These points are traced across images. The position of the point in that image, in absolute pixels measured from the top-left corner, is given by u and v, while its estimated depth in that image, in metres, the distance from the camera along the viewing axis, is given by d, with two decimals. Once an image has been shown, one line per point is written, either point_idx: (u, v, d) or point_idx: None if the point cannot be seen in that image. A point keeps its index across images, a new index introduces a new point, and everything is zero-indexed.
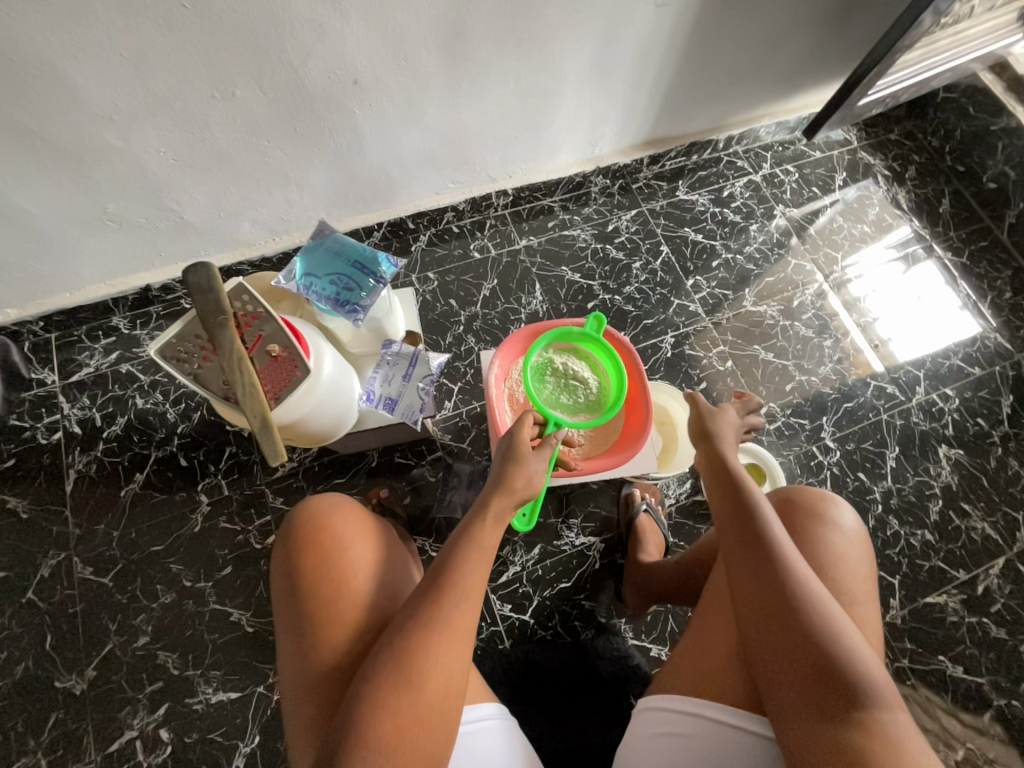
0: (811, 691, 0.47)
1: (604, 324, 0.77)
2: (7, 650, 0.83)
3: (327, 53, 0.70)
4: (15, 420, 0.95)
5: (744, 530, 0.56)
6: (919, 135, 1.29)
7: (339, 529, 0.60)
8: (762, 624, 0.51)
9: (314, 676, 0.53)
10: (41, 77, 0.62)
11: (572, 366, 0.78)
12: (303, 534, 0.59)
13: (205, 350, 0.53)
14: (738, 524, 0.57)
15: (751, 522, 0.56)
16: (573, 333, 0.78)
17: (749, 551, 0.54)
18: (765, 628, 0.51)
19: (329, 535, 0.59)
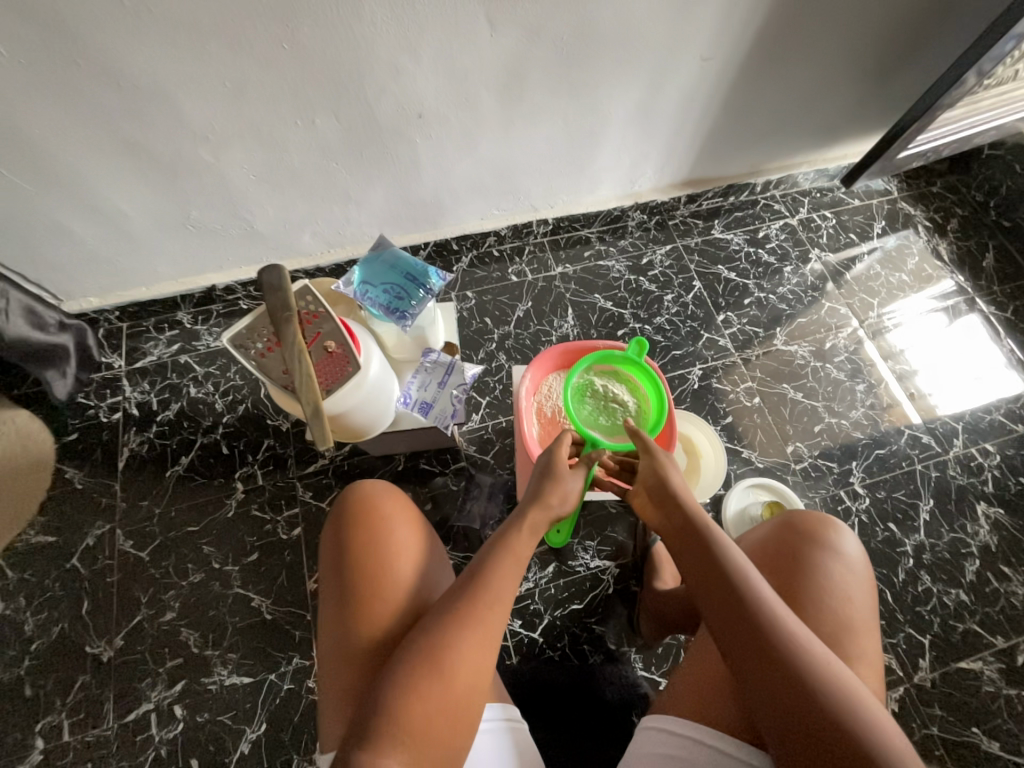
0: (818, 754, 0.43)
1: (647, 348, 0.78)
2: (47, 610, 0.89)
3: (399, 90, 0.79)
4: (82, 398, 1.04)
5: (723, 576, 0.53)
6: (962, 189, 1.30)
7: (388, 516, 0.63)
8: (756, 680, 0.47)
9: (347, 656, 0.56)
10: (156, 101, 0.71)
11: (610, 389, 0.79)
12: (353, 515, 0.62)
13: (270, 341, 0.59)
14: (716, 568, 0.54)
15: (729, 567, 0.54)
16: (615, 357, 0.80)
17: (729, 599, 0.52)
18: (759, 685, 0.47)
19: (379, 521, 0.62)
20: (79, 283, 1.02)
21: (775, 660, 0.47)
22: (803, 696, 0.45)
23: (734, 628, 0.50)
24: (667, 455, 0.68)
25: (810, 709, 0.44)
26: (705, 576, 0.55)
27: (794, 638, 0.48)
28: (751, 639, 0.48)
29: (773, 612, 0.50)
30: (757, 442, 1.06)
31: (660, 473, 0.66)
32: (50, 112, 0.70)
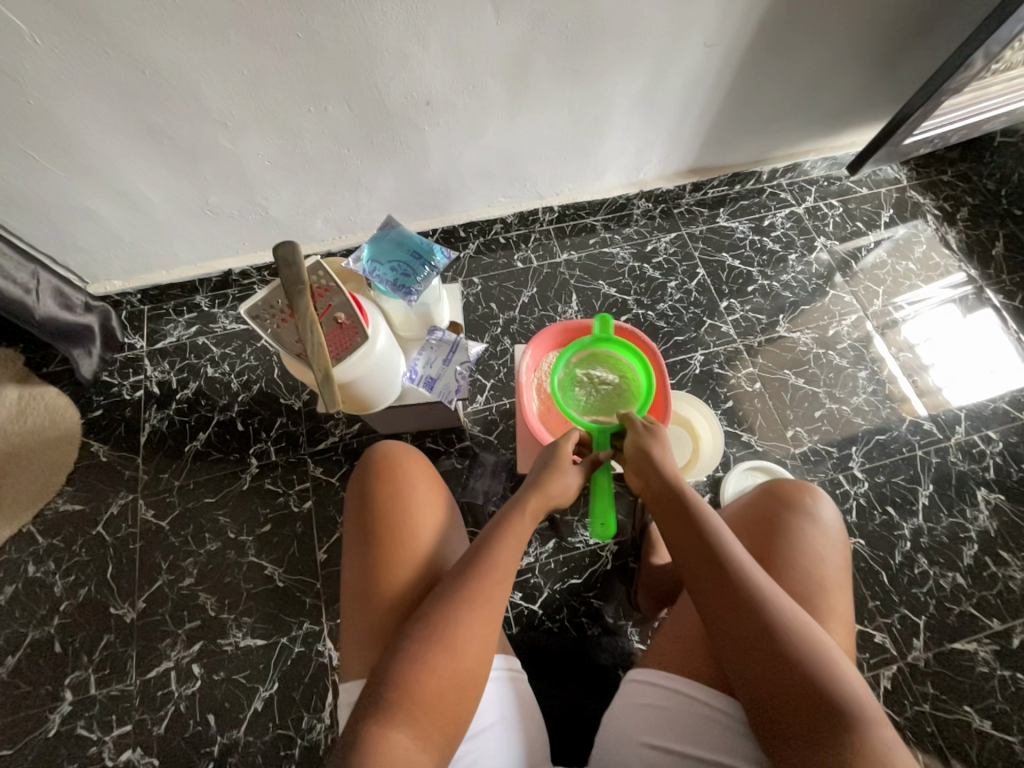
0: (794, 711, 0.48)
1: (610, 323, 0.79)
2: (75, 574, 0.94)
3: (408, 77, 0.81)
4: (107, 377, 1.09)
5: (710, 555, 0.56)
6: (973, 177, 1.28)
7: (408, 473, 0.67)
8: (739, 649, 0.51)
9: (367, 604, 0.59)
10: (178, 88, 0.75)
11: (595, 371, 0.81)
12: (375, 471, 0.66)
13: (283, 314, 0.62)
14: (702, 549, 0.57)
15: (716, 546, 0.56)
16: (586, 341, 0.81)
17: (716, 575, 0.54)
18: (740, 652, 0.51)
19: (400, 477, 0.66)
20: (104, 266, 1.06)
21: (758, 630, 0.51)
22: (781, 661, 0.49)
23: (726, 603, 0.53)
24: (650, 427, 0.69)
25: (786, 672, 0.49)
26: (691, 555, 0.57)
27: (777, 609, 0.51)
28: (735, 612, 0.52)
29: (757, 587, 0.53)
30: (757, 426, 1.08)
31: (647, 453, 0.66)
32: (80, 98, 0.74)
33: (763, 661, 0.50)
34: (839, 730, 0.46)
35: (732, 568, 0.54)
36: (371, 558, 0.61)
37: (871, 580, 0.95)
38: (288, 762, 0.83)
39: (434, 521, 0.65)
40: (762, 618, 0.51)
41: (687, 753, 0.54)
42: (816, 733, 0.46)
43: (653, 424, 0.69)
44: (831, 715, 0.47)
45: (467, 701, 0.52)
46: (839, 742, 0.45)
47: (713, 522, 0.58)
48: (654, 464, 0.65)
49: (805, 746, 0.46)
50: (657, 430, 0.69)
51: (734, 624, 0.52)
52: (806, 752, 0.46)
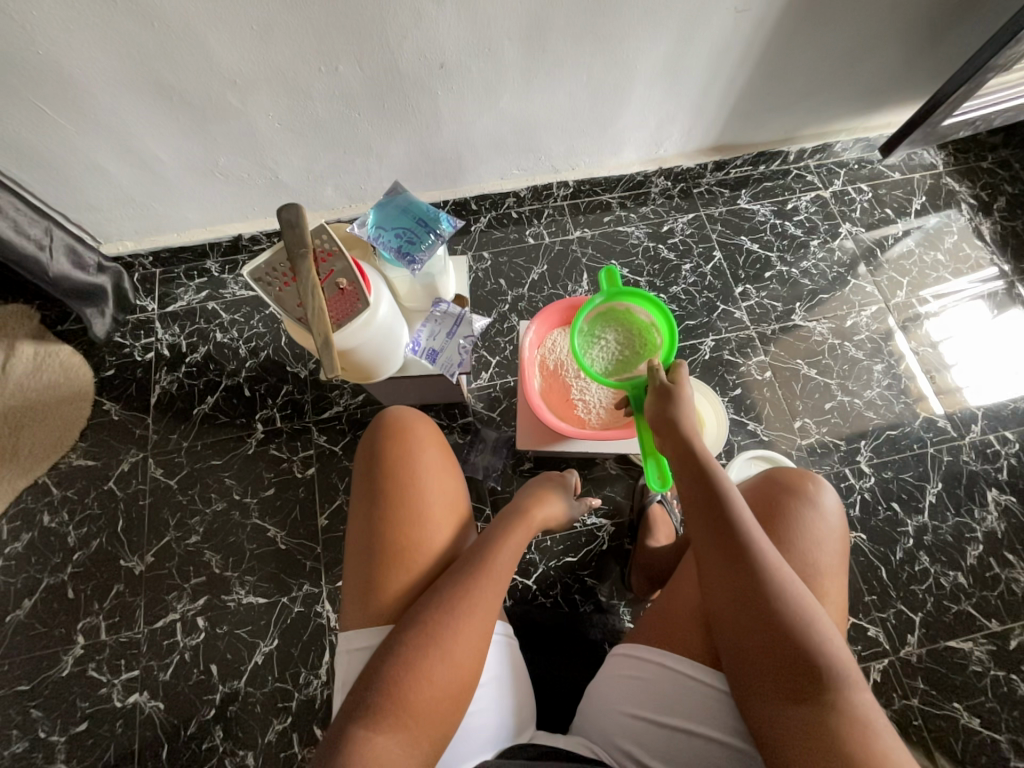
0: (785, 693, 0.48)
1: (618, 277, 0.78)
2: (87, 525, 0.98)
3: (421, 37, 0.78)
4: (119, 337, 1.11)
5: (719, 523, 0.56)
6: (1015, 165, 1.21)
7: (417, 436, 0.67)
8: (734, 611, 0.52)
9: (368, 560, 0.60)
10: (186, 40, 0.73)
11: (598, 332, 0.81)
12: (386, 430, 0.66)
13: (286, 278, 0.62)
14: (711, 515, 0.57)
15: (724, 513, 0.57)
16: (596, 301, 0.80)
17: (721, 542, 0.55)
18: (736, 614, 0.52)
19: (409, 440, 0.66)
20: (115, 226, 1.07)
21: (756, 596, 0.52)
22: (775, 625, 0.50)
23: (725, 586, 0.54)
24: (672, 386, 0.67)
25: (780, 636, 0.50)
26: (701, 520, 0.58)
27: (776, 576, 0.52)
28: (735, 577, 0.53)
29: (755, 555, 0.53)
30: (764, 415, 1.06)
31: (667, 413, 0.66)
32: (88, 49, 0.73)
33: (758, 622, 0.51)
34: (823, 690, 0.47)
35: (738, 536, 0.55)
36: (374, 517, 0.61)
37: (870, 575, 0.94)
38: (285, 714, 0.86)
39: (441, 485, 0.65)
40: (762, 583, 0.52)
41: (667, 722, 0.55)
42: (798, 690, 0.48)
43: (675, 383, 0.67)
44: (816, 677, 0.48)
45: (462, 688, 0.53)
46: (820, 700, 0.47)
47: (728, 487, 0.58)
48: (675, 426, 0.65)
49: (786, 704, 0.48)
50: (680, 390, 0.67)
51: (733, 588, 0.53)
52: (786, 709, 0.48)
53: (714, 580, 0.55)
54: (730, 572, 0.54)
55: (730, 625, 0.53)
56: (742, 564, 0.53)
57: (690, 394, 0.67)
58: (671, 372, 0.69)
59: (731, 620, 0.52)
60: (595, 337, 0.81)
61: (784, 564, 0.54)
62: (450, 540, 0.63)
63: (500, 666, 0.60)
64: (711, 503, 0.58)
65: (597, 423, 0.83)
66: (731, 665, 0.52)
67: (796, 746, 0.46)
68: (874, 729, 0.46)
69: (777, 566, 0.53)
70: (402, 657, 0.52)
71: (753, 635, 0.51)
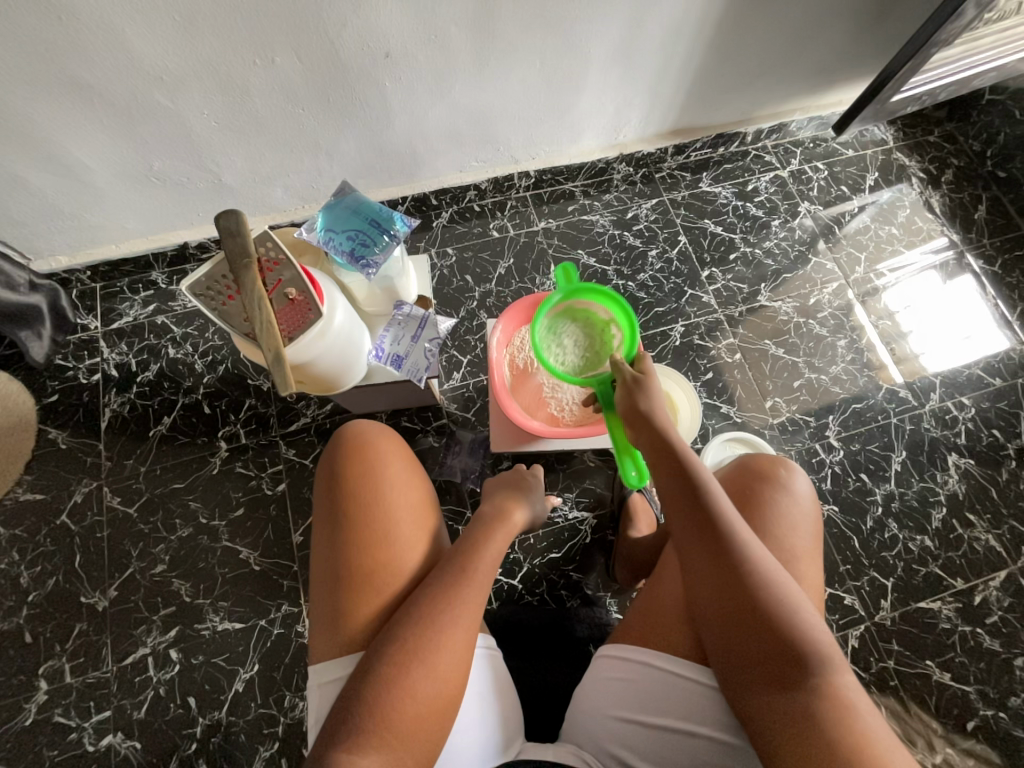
0: (770, 682, 0.49)
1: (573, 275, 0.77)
2: (41, 564, 0.91)
3: (362, 25, 0.74)
4: (60, 360, 1.03)
5: (695, 516, 0.57)
6: (960, 138, 1.25)
7: (382, 448, 0.65)
8: (715, 603, 0.53)
9: (335, 586, 0.58)
10: (100, 35, 0.67)
11: (558, 359, 0.77)
12: (347, 449, 0.63)
13: (230, 290, 0.59)
14: (689, 507, 0.58)
15: (703, 505, 0.57)
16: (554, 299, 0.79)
17: (701, 533, 0.56)
18: (719, 605, 0.53)
19: (373, 457, 0.63)
20: (45, 241, 0.99)
21: (735, 586, 0.52)
22: (758, 614, 0.51)
23: (704, 577, 0.54)
24: (641, 378, 0.67)
25: (760, 624, 0.51)
26: (680, 514, 0.58)
27: (753, 564, 0.53)
28: (714, 568, 0.54)
29: (732, 545, 0.54)
30: (736, 397, 1.07)
31: (636, 405, 0.65)
32: None
33: (740, 612, 0.51)
34: (806, 676, 0.48)
35: (717, 526, 0.55)
36: (339, 541, 0.59)
37: (843, 546, 0.97)
38: (271, 740, 0.84)
39: (410, 496, 0.63)
40: (740, 572, 0.53)
41: (654, 721, 0.55)
42: (784, 676, 0.49)
43: (645, 375, 0.68)
44: (799, 662, 0.49)
45: (448, 703, 0.51)
46: (803, 686, 0.48)
47: (702, 477, 0.59)
48: (648, 419, 0.64)
49: (772, 691, 0.48)
50: (649, 382, 0.67)
51: (715, 580, 0.53)
52: (773, 698, 0.48)
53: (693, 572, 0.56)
54: (712, 565, 0.54)
55: (712, 617, 0.53)
56: (722, 555, 0.54)
57: (659, 385, 0.67)
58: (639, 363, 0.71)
59: (713, 611, 0.53)
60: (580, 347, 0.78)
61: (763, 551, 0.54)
62: (423, 554, 0.61)
63: (483, 680, 0.60)
64: (688, 496, 0.58)
65: (571, 420, 0.83)
66: (717, 659, 0.53)
67: (783, 734, 0.47)
68: (855, 707, 0.47)
69: (754, 553, 0.54)
70: (380, 677, 0.50)
71: (734, 624, 0.52)
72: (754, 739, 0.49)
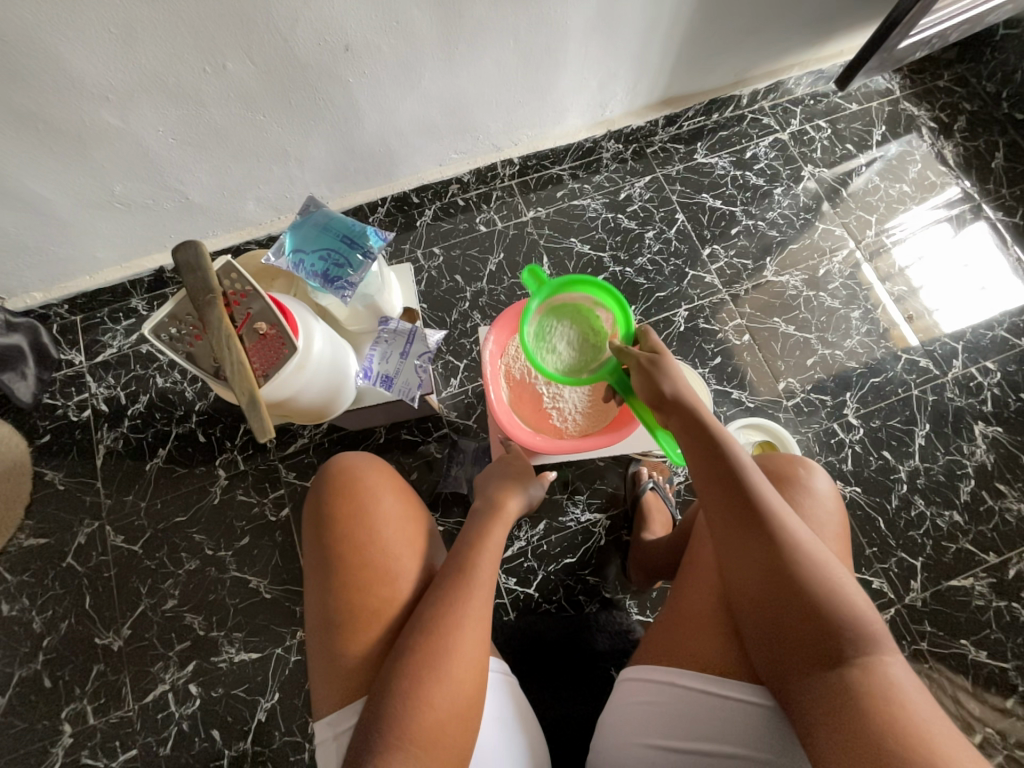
0: (814, 663, 0.47)
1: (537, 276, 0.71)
2: (52, 608, 0.90)
3: (315, 17, 0.68)
4: (49, 398, 1.00)
5: (730, 493, 0.55)
6: (971, 80, 1.16)
7: (366, 472, 0.63)
8: (752, 582, 0.51)
9: (333, 635, 0.55)
10: (34, 58, 0.62)
11: (559, 361, 0.73)
12: (333, 487, 0.61)
13: (196, 329, 0.56)
14: (724, 488, 0.55)
15: (734, 482, 0.55)
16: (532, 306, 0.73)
17: (735, 509, 0.54)
18: (755, 587, 0.51)
19: (360, 495, 0.60)
20: (17, 279, 0.95)
21: (772, 562, 0.51)
22: (797, 592, 0.49)
23: (740, 557, 0.53)
24: (657, 356, 0.64)
25: (799, 602, 0.49)
26: (713, 495, 0.56)
27: (788, 541, 0.51)
28: (751, 545, 0.52)
29: (767, 521, 0.53)
30: (747, 381, 1.02)
31: (658, 381, 0.63)
32: None
33: (780, 595, 0.50)
34: (851, 655, 0.46)
35: (753, 505, 0.54)
36: (333, 583, 0.57)
37: (868, 528, 0.94)
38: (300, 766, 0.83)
39: (400, 510, 0.62)
40: (777, 548, 0.51)
41: (684, 747, 0.53)
42: (830, 658, 0.47)
43: (659, 352, 0.65)
44: (843, 642, 0.47)
45: (470, 707, 0.50)
46: (849, 665, 0.46)
47: (729, 455, 0.57)
48: (674, 401, 0.62)
49: (816, 674, 0.47)
50: (664, 359, 0.64)
51: (752, 561, 0.52)
52: (818, 680, 0.46)
53: (726, 552, 0.54)
54: (747, 540, 0.52)
55: (749, 599, 0.52)
56: (762, 535, 0.52)
57: (676, 362, 0.64)
58: (643, 339, 0.68)
59: (749, 593, 0.52)
60: (540, 326, 0.75)
61: (800, 530, 0.53)
62: (423, 583, 0.59)
63: (503, 707, 0.58)
64: (720, 475, 0.56)
65: (575, 430, 0.79)
66: (756, 648, 0.51)
67: (832, 719, 0.44)
68: (905, 688, 0.45)
69: (790, 529, 0.52)
70: (393, 695, 0.48)
71: (771, 604, 0.50)
72: (797, 730, 0.47)
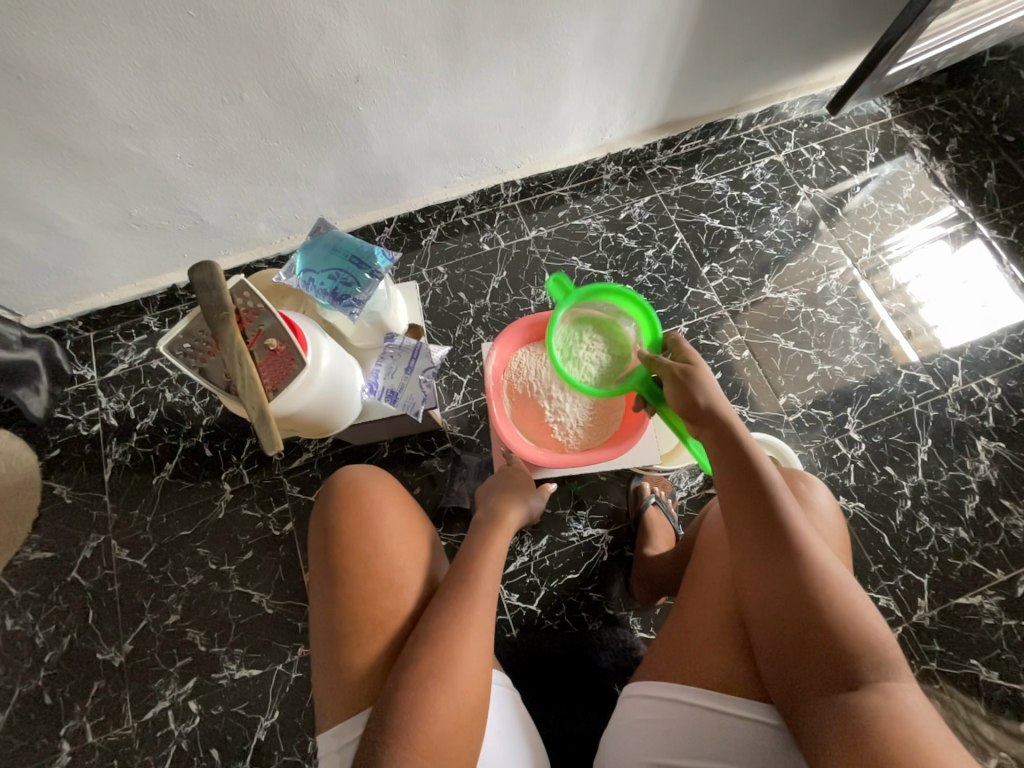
0: (828, 681, 0.47)
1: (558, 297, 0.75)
2: (55, 622, 0.90)
3: (329, 51, 0.72)
4: (60, 412, 1.02)
5: (754, 508, 0.55)
6: (962, 104, 1.19)
7: (372, 485, 0.64)
8: (770, 597, 0.51)
9: (337, 647, 0.56)
10: (63, 89, 0.66)
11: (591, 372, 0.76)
12: (339, 499, 0.62)
13: (210, 345, 0.58)
14: (754, 501, 0.55)
15: (756, 497, 0.56)
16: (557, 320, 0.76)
17: (759, 522, 0.54)
18: (772, 602, 0.51)
19: (365, 507, 0.61)
20: (35, 296, 0.98)
21: (793, 579, 0.51)
22: (815, 609, 0.49)
23: (762, 571, 0.53)
24: (688, 369, 0.64)
25: (817, 620, 0.49)
26: (739, 510, 0.56)
27: (808, 557, 0.52)
28: (774, 560, 0.52)
29: (789, 537, 0.53)
30: (748, 396, 1.03)
31: (689, 394, 0.63)
32: None
33: (803, 613, 0.49)
34: (864, 675, 0.46)
35: (777, 520, 0.54)
36: (338, 595, 0.57)
37: (873, 544, 0.93)
38: None
39: (404, 522, 0.62)
40: (797, 564, 0.51)
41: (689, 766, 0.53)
42: (843, 677, 0.47)
43: (692, 366, 0.65)
44: (857, 661, 0.47)
45: (475, 719, 0.50)
46: (861, 684, 0.46)
47: (751, 469, 0.57)
48: (709, 412, 0.62)
49: (828, 693, 0.47)
50: (698, 372, 0.64)
51: (773, 576, 0.52)
52: (832, 701, 0.46)
53: (749, 566, 0.54)
54: (768, 555, 0.53)
55: (767, 615, 0.51)
56: (788, 552, 0.52)
57: (707, 372, 0.65)
58: (674, 347, 0.70)
59: (768, 609, 0.52)
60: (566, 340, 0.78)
61: (819, 546, 0.53)
62: (427, 595, 0.59)
63: (511, 724, 0.58)
64: (742, 489, 0.57)
65: (577, 445, 0.80)
66: (767, 664, 0.51)
67: (846, 740, 0.44)
68: (911, 707, 0.45)
69: (809, 545, 0.53)
70: (398, 708, 0.48)
71: (790, 620, 0.50)
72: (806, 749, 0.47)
